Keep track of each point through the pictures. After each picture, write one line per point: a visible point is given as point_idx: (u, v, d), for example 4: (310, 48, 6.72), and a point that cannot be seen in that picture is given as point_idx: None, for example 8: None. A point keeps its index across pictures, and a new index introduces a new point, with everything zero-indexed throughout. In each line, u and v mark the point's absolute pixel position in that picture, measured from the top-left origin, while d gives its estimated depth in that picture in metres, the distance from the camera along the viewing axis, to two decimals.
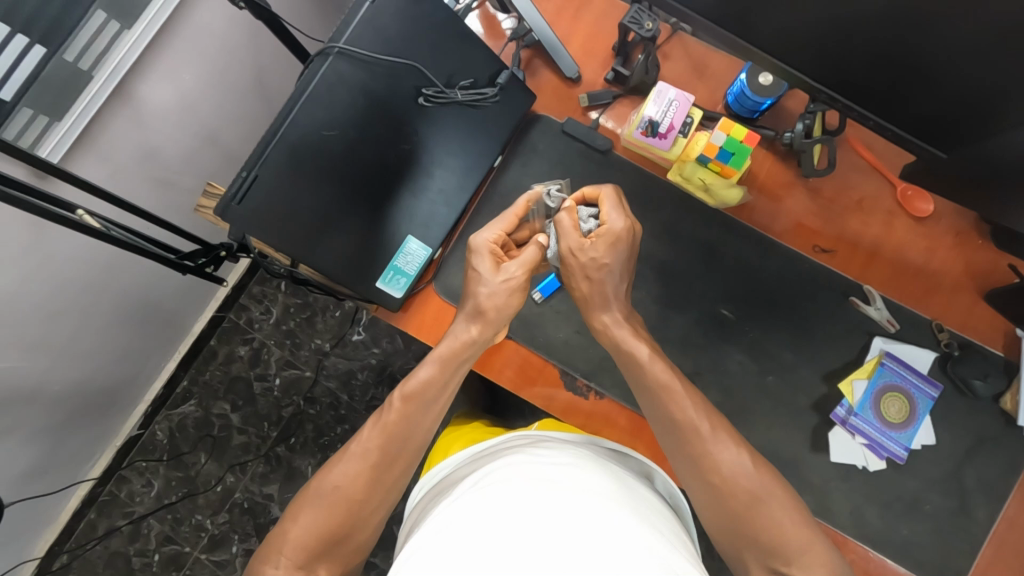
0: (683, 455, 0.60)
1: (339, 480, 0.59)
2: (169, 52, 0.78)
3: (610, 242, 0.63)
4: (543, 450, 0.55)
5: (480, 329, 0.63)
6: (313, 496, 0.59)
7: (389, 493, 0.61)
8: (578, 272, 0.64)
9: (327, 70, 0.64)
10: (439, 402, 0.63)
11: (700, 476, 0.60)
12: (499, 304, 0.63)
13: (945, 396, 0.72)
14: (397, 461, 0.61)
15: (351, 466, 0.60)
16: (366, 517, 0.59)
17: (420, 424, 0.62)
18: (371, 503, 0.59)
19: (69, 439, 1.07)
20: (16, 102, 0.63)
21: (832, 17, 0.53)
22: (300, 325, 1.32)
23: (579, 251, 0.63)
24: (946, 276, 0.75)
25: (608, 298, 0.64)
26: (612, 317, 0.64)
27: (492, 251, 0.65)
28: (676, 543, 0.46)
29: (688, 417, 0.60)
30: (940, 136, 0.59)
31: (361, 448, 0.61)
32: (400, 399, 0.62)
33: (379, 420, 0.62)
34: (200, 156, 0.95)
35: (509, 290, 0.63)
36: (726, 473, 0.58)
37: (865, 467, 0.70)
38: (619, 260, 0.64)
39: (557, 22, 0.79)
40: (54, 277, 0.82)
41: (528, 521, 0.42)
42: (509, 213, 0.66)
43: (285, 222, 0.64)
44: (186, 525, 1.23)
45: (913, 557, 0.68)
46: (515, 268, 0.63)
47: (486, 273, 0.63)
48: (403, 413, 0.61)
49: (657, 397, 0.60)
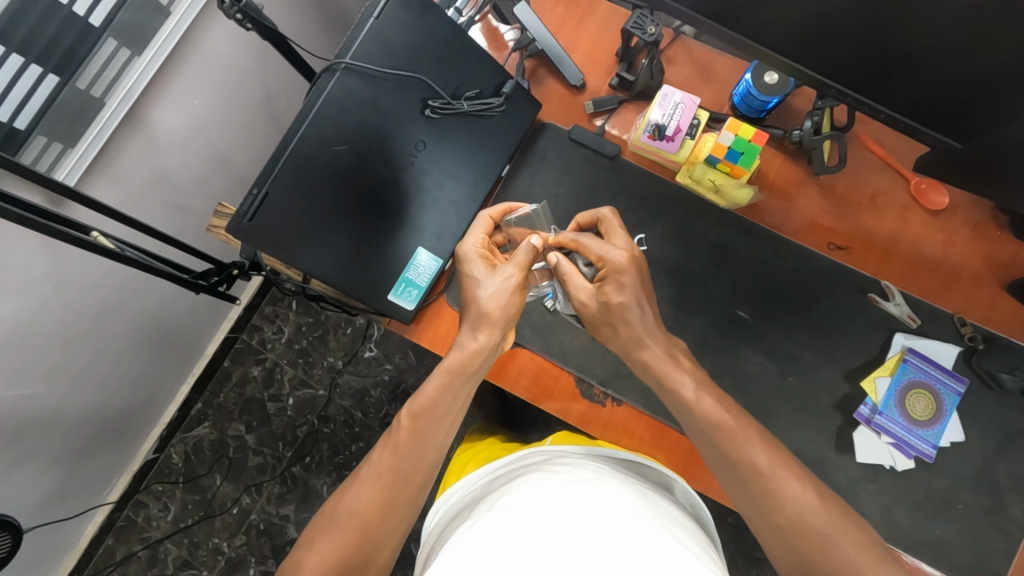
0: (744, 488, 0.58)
1: (353, 505, 0.58)
2: (180, 79, 0.80)
3: (617, 279, 0.63)
4: (561, 467, 0.54)
5: (487, 335, 0.62)
6: (328, 522, 0.58)
7: (407, 513, 0.60)
8: (600, 320, 0.65)
9: (334, 86, 0.64)
10: (451, 414, 0.62)
11: (762, 518, 0.57)
12: (503, 303, 0.63)
13: (972, 391, 0.70)
14: (412, 482, 0.59)
15: (366, 490, 0.58)
16: (385, 541, 0.58)
17: (432, 438, 0.60)
18: (389, 527, 0.58)
19: (87, 465, 1.07)
20: (31, 131, 0.65)
21: (835, 15, 0.53)
22: (312, 343, 1.33)
23: (591, 302, 0.65)
24: (966, 269, 0.74)
25: (640, 336, 0.62)
26: (651, 355, 0.62)
27: (482, 256, 0.67)
28: (699, 551, 0.45)
29: (744, 450, 0.58)
30: (950, 125, 0.59)
31: (374, 470, 0.60)
32: (408, 416, 0.61)
33: (390, 440, 0.61)
34: (211, 178, 0.96)
35: (510, 289, 0.64)
36: (789, 506, 0.55)
37: (892, 466, 0.68)
38: (632, 294, 0.63)
39: (560, 32, 0.80)
40: (70, 301, 0.82)
41: (549, 538, 0.41)
42: (482, 217, 0.69)
43: (295, 240, 0.64)
44: (203, 549, 1.23)
45: (948, 559, 0.66)
46: (510, 268, 0.65)
47: (483, 277, 0.65)
48: (413, 429, 0.60)
49: (712, 439, 0.59)
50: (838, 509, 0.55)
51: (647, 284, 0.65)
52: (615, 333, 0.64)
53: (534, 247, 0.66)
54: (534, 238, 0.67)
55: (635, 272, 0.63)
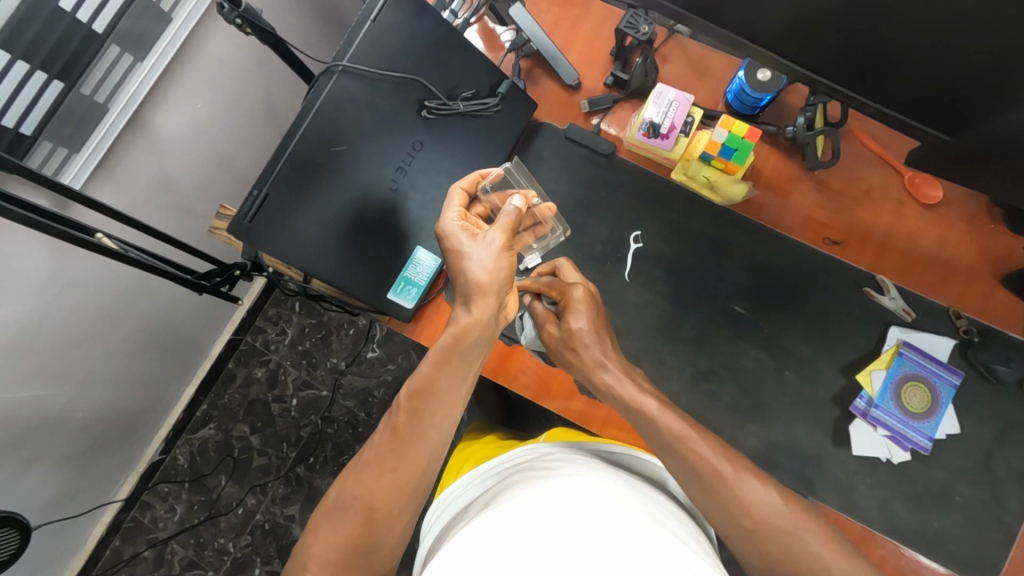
0: (705, 496, 0.57)
1: (357, 490, 0.58)
2: (182, 84, 0.81)
3: (574, 309, 0.63)
4: (554, 464, 0.55)
5: (479, 305, 0.60)
6: (334, 509, 0.58)
7: (414, 498, 0.60)
8: (561, 347, 0.64)
9: (332, 88, 0.65)
10: (452, 395, 0.60)
11: (727, 520, 0.56)
12: (491, 271, 0.61)
13: (968, 383, 0.70)
14: (413, 468, 0.59)
15: (368, 475, 0.59)
16: (392, 525, 0.58)
17: (431, 419, 0.59)
18: (394, 512, 0.58)
19: (94, 466, 1.08)
20: (36, 137, 0.65)
21: (824, 11, 0.54)
22: (316, 344, 1.34)
23: (553, 331, 0.64)
24: (961, 262, 0.74)
25: (600, 358, 0.61)
26: (612, 376, 0.61)
27: (463, 226, 0.64)
28: (691, 543, 0.46)
29: (704, 458, 0.57)
30: (942, 119, 0.59)
31: (376, 455, 0.59)
32: (406, 398, 0.60)
33: (389, 424, 0.61)
34: (213, 180, 0.97)
35: (496, 252, 0.62)
36: (753, 510, 0.55)
37: (889, 459, 0.68)
38: (589, 321, 0.62)
39: (555, 32, 0.81)
40: (77, 303, 0.84)
41: (544, 534, 0.42)
42: (455, 189, 0.66)
43: (295, 240, 0.65)
44: (209, 549, 1.24)
45: (946, 551, 0.66)
46: (494, 233, 0.62)
47: (467, 247, 0.62)
48: (411, 411, 0.59)
49: (673, 450, 0.57)
50: (797, 504, 0.57)
51: (603, 315, 0.65)
52: (575, 358, 0.63)
53: (518, 208, 0.63)
54: (518, 200, 0.63)
55: (590, 302, 0.64)
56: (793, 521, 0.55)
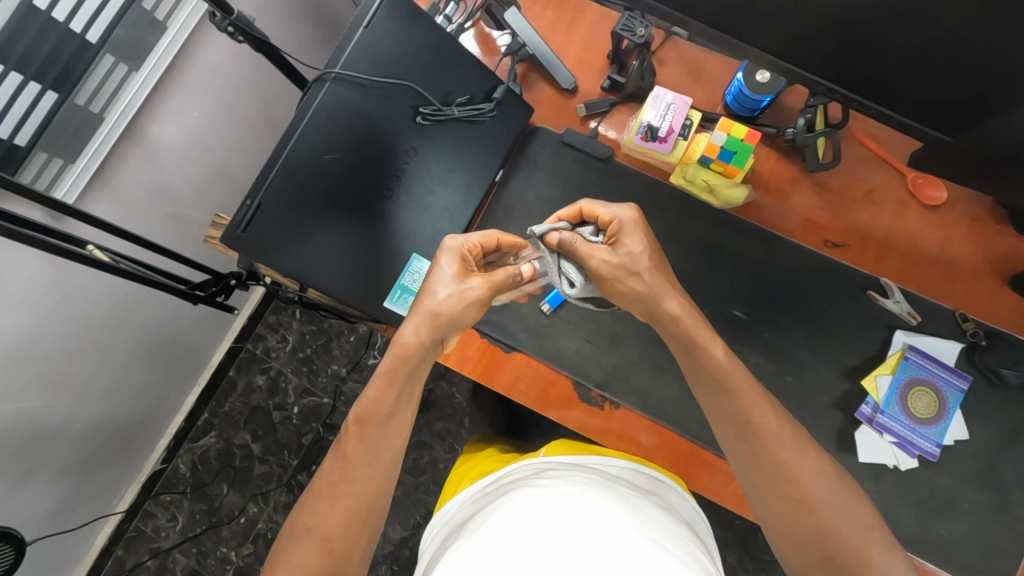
0: (756, 465, 0.57)
1: (311, 520, 0.57)
2: (178, 92, 0.81)
3: (629, 232, 0.62)
4: (547, 481, 0.54)
5: (427, 334, 0.60)
6: (290, 542, 0.57)
7: (372, 517, 0.59)
8: (620, 274, 0.61)
9: (324, 96, 0.65)
10: (398, 415, 0.60)
11: (773, 492, 0.56)
12: (452, 309, 0.61)
13: (975, 387, 0.69)
14: (366, 490, 0.58)
15: (321, 504, 0.58)
16: (352, 552, 0.57)
17: (378, 442, 0.59)
18: (350, 538, 0.57)
19: (95, 477, 1.08)
20: (31, 148, 0.65)
21: (829, 13, 0.52)
22: (316, 351, 1.34)
23: (610, 259, 0.61)
24: (965, 264, 0.73)
25: (664, 288, 0.61)
26: (677, 304, 0.60)
27: (461, 258, 0.64)
28: (688, 560, 0.45)
29: (767, 423, 0.57)
30: (948, 119, 0.58)
31: (327, 482, 0.59)
32: (353, 423, 0.60)
33: (339, 450, 0.61)
34: (210, 189, 0.97)
35: (468, 300, 0.61)
36: (804, 484, 0.55)
37: (895, 466, 0.67)
38: (648, 245, 0.62)
39: (551, 36, 0.80)
40: (73, 313, 0.83)
41: (536, 558, 0.41)
42: (491, 234, 0.65)
43: (290, 249, 0.65)
44: (211, 558, 1.23)
45: (954, 559, 0.65)
46: (479, 282, 0.62)
47: (447, 276, 0.62)
48: (359, 436, 0.59)
49: (739, 411, 0.58)
50: (852, 494, 0.56)
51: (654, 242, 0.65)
52: (635, 285, 0.60)
53: (519, 274, 0.64)
54: (524, 267, 0.65)
55: (641, 226, 0.63)
56: (841, 508, 0.55)
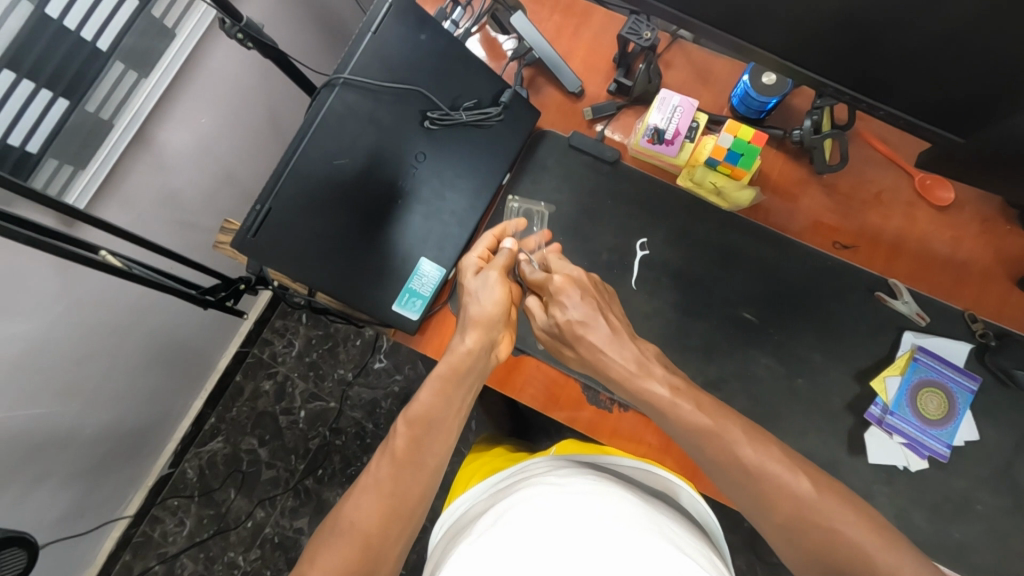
0: (725, 467, 0.57)
1: (354, 515, 0.57)
2: (186, 97, 0.82)
3: (557, 301, 0.64)
4: (559, 478, 0.54)
5: (474, 337, 0.63)
6: (329, 535, 0.57)
7: (410, 523, 0.59)
8: (561, 344, 0.67)
9: (334, 101, 0.65)
10: (447, 422, 0.62)
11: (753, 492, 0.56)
12: (488, 308, 0.64)
13: (985, 387, 0.69)
14: (413, 492, 0.59)
15: (366, 500, 0.58)
16: (386, 554, 0.56)
17: (430, 446, 0.61)
18: (389, 537, 0.57)
19: (103, 481, 1.08)
20: (42, 155, 0.65)
21: (837, 16, 0.53)
22: (323, 356, 1.34)
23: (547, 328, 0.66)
24: (975, 265, 0.73)
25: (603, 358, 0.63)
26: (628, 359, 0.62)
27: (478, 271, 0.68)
28: (701, 560, 0.45)
29: (721, 429, 0.57)
30: (958, 120, 0.58)
31: (373, 481, 0.60)
32: (406, 425, 0.62)
33: (389, 449, 0.62)
34: (218, 194, 0.98)
35: (493, 291, 0.65)
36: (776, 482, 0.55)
37: (906, 467, 0.67)
38: (579, 313, 0.62)
39: (557, 40, 0.81)
40: (82, 318, 0.83)
41: (549, 555, 0.40)
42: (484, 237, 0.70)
43: (301, 254, 0.65)
44: (219, 564, 1.23)
45: (968, 561, 0.64)
46: (491, 273, 0.66)
47: (470, 292, 0.66)
48: (411, 438, 0.61)
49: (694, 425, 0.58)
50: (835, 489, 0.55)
51: (598, 299, 0.64)
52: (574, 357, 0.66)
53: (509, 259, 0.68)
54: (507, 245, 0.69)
55: (573, 290, 0.63)
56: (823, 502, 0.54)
